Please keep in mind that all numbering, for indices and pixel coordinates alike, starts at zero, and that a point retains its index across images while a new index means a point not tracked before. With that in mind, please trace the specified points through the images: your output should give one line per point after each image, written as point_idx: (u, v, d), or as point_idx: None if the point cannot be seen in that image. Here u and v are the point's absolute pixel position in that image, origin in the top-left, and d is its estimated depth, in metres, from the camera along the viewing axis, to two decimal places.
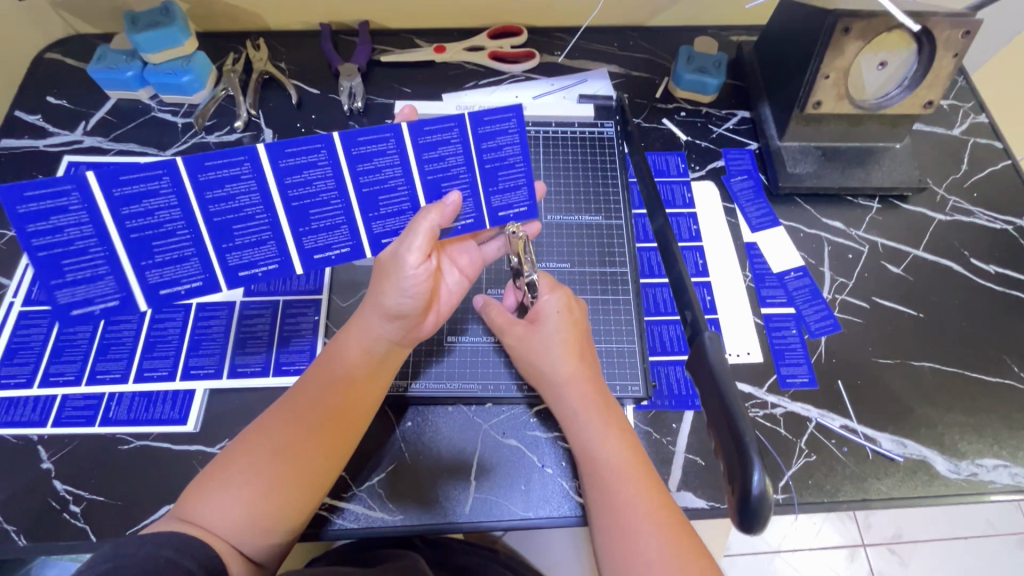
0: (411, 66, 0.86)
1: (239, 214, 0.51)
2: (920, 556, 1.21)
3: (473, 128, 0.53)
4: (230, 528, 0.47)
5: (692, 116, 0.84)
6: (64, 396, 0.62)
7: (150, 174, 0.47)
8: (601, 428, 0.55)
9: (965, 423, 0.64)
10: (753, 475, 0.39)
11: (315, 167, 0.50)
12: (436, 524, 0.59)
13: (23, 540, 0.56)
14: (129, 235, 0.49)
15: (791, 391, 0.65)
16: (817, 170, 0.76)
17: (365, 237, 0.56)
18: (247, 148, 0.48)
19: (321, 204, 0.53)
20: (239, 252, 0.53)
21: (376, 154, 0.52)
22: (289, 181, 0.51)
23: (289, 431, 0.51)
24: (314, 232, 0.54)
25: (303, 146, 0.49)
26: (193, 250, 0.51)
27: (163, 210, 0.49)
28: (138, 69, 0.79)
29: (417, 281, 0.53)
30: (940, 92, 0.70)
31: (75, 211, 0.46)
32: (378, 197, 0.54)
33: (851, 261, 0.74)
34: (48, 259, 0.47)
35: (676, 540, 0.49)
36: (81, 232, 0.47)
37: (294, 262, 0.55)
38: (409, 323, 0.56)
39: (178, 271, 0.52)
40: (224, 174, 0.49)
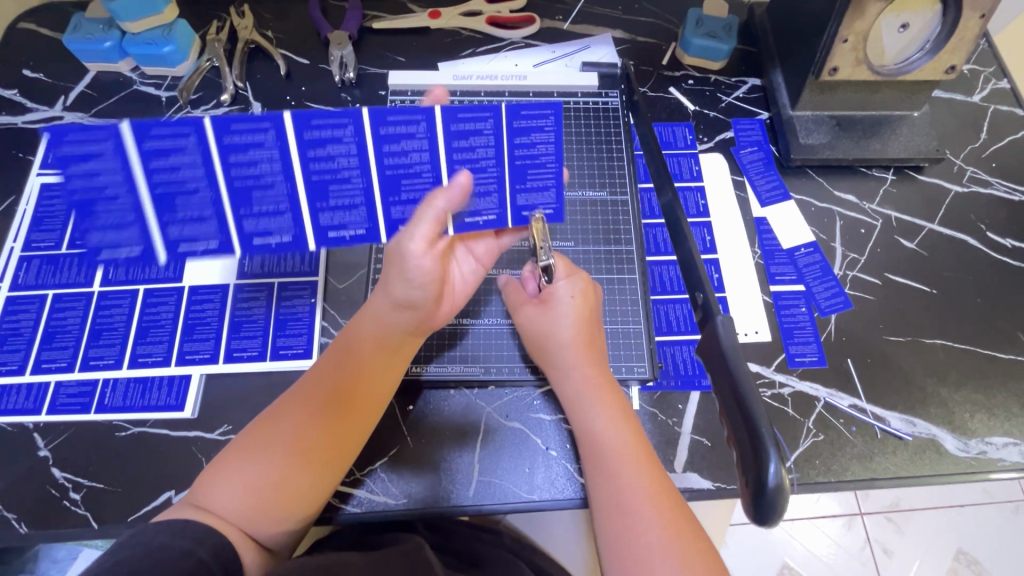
0: (405, 33, 0.82)
1: (259, 181, 0.46)
2: (916, 523, 1.23)
3: (509, 120, 0.47)
4: (235, 512, 0.46)
5: (700, 85, 0.80)
6: (58, 383, 0.61)
7: (178, 129, 0.43)
8: (607, 415, 0.54)
9: (976, 401, 0.63)
10: (768, 466, 0.37)
11: (339, 142, 0.46)
12: (440, 509, 0.58)
13: (24, 528, 0.55)
14: (154, 188, 0.45)
15: (800, 370, 0.64)
16: (830, 141, 0.73)
17: (381, 219, 0.51)
18: (273, 114, 0.43)
19: (341, 180, 0.47)
20: (256, 220, 0.48)
21: (404, 136, 0.46)
22: (311, 155, 0.46)
23: (301, 421, 0.50)
24: (332, 209, 0.49)
25: (333, 119, 0.44)
26: (213, 211, 0.47)
27: (187, 167, 0.44)
28: (116, 39, 0.75)
29: (425, 270, 0.50)
30: (964, 56, 0.66)
31: (110, 158, 0.43)
32: (400, 181, 0.49)
33: (864, 236, 0.71)
34: (82, 201, 0.44)
35: (677, 524, 0.48)
36: (111, 179, 0.44)
37: (307, 239, 0.50)
38: (421, 313, 0.54)
39: (198, 231, 0.47)
40: (247, 139, 0.44)
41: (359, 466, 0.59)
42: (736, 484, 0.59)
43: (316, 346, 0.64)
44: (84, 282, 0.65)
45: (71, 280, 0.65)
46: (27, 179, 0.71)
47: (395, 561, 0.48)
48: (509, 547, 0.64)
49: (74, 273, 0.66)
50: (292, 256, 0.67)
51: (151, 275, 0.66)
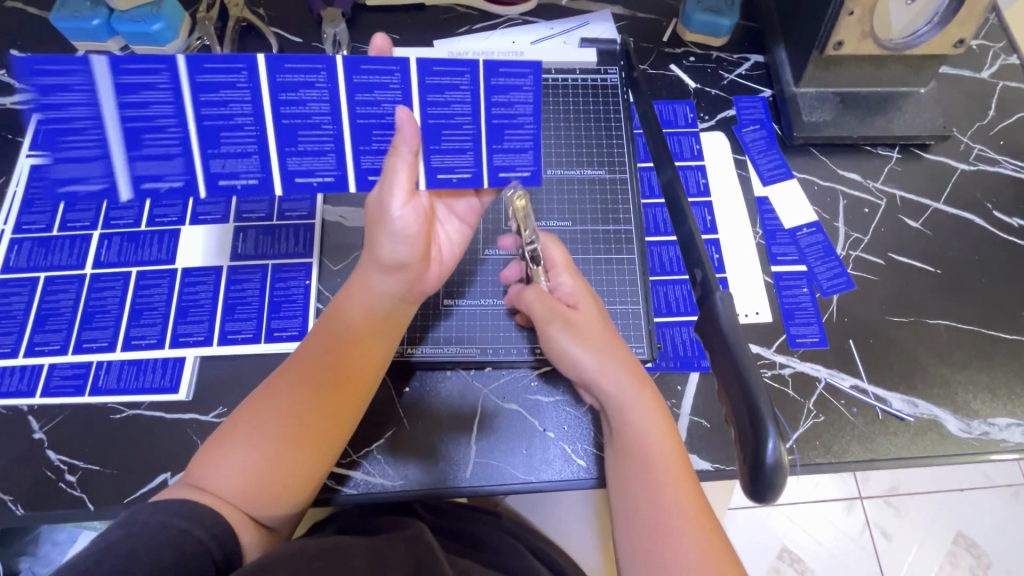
0: (399, 11, 0.80)
1: (229, 122, 0.47)
2: (916, 507, 1.23)
3: (486, 78, 0.49)
4: (234, 493, 0.45)
5: (701, 61, 0.78)
6: (51, 365, 0.60)
7: (150, 66, 0.44)
8: (648, 418, 0.50)
9: (980, 382, 0.62)
10: (767, 442, 0.37)
11: (312, 88, 0.46)
12: (439, 489, 0.58)
13: (21, 510, 0.55)
14: (124, 124, 0.46)
15: (801, 351, 0.63)
16: (835, 118, 0.72)
17: (351, 170, 0.51)
18: (246, 55, 0.45)
19: (312, 126, 0.48)
20: (223, 160, 0.48)
21: (377, 86, 0.47)
22: (282, 99, 0.47)
23: (299, 403, 0.49)
24: (300, 154, 0.49)
25: (306, 64, 0.45)
26: (180, 149, 0.47)
27: (158, 105, 0.45)
28: (105, 17, 0.73)
29: (407, 224, 0.50)
30: (973, 30, 0.64)
31: (77, 90, 0.44)
32: (372, 130, 0.49)
33: (867, 215, 0.70)
34: (48, 133, 0.45)
35: (708, 534, 0.45)
36: (82, 113, 0.45)
37: (276, 184, 0.50)
38: (409, 276, 0.53)
39: (163, 168, 0.48)
40: (220, 80, 0.45)
41: (355, 446, 0.59)
42: (735, 465, 0.58)
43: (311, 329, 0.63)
44: (75, 264, 0.64)
45: (63, 262, 0.64)
46: (17, 160, 0.70)
47: (391, 544, 0.48)
48: (506, 529, 0.63)
49: (65, 256, 0.65)
50: (287, 237, 0.66)
51: (143, 257, 0.65)
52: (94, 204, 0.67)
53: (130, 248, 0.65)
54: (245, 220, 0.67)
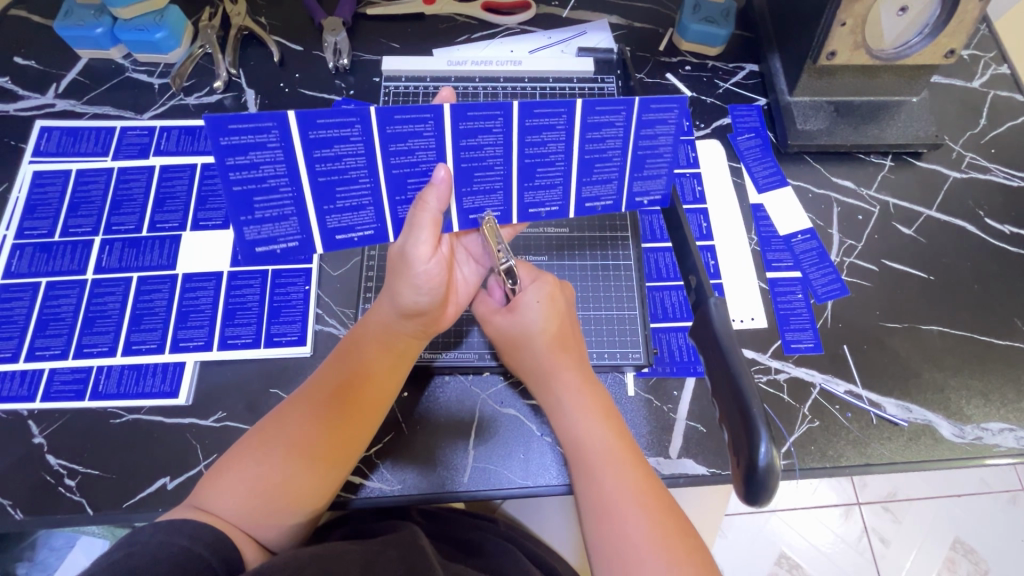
0: (400, 20, 0.81)
1: (414, 168, 0.50)
2: (913, 513, 1.23)
3: (638, 115, 0.51)
4: (242, 515, 0.47)
5: (697, 70, 0.79)
6: (52, 370, 0.60)
7: (259, 125, 0.45)
8: (585, 414, 0.54)
9: (973, 387, 0.63)
10: (760, 445, 0.37)
11: (489, 133, 0.50)
12: (438, 495, 0.58)
13: (20, 514, 0.55)
14: (317, 178, 0.48)
15: (796, 356, 0.64)
16: (828, 127, 0.73)
17: (454, 209, 0.54)
18: (434, 105, 0.47)
19: (486, 168, 0.52)
20: (339, 215, 0.52)
21: (546, 128, 0.50)
22: (463, 144, 0.50)
23: (304, 425, 0.51)
24: (474, 194, 0.53)
25: (485, 112, 0.48)
26: (371, 200, 0.51)
27: (349, 157, 0.48)
28: (108, 25, 0.74)
29: (430, 275, 0.52)
30: (963, 40, 0.66)
31: (272, 149, 0.46)
32: (536, 169, 0.53)
33: (861, 223, 0.71)
34: (243, 195, 0.48)
35: (665, 523, 0.48)
36: (274, 170, 0.47)
37: (452, 222, 0.55)
38: (429, 320, 0.55)
39: (355, 218, 0.52)
40: (407, 130, 0.48)
41: None
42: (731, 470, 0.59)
43: (310, 334, 0.63)
44: (77, 269, 0.65)
45: (64, 267, 0.65)
46: (20, 166, 0.71)
47: (387, 547, 0.49)
48: (501, 533, 0.64)
49: (66, 261, 0.65)
50: None
51: (145, 263, 0.66)
52: (97, 209, 0.68)
53: (132, 253, 0.66)
54: None
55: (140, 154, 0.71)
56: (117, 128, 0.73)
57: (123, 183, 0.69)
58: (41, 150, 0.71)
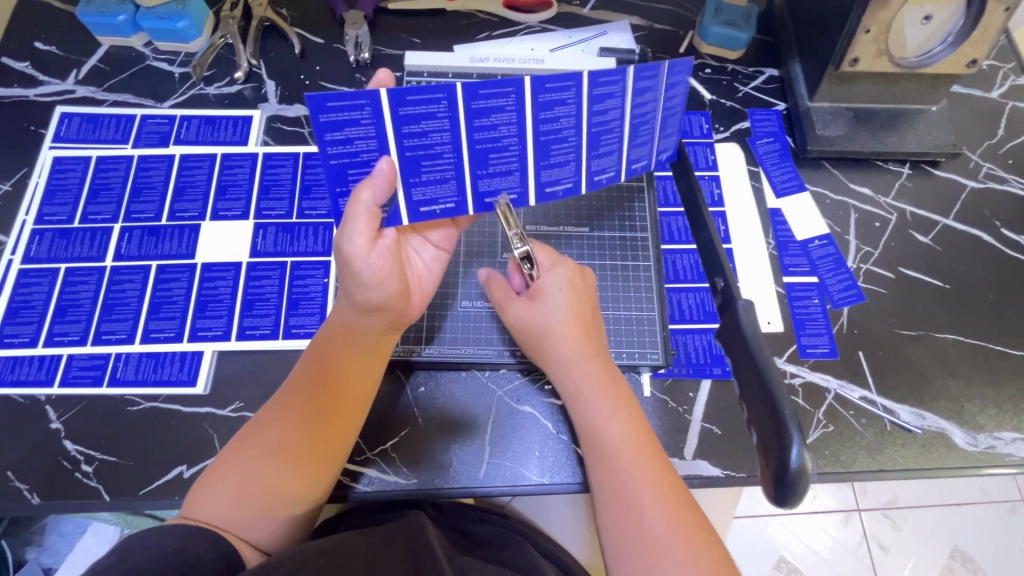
0: (421, 15, 0.81)
1: (496, 144, 0.51)
2: (913, 520, 1.24)
3: (667, 75, 0.51)
4: (229, 518, 0.47)
5: (717, 73, 0.79)
6: (70, 356, 0.60)
7: (354, 102, 0.45)
8: (606, 406, 0.54)
9: (986, 396, 0.63)
10: (792, 447, 0.36)
11: (564, 105, 0.50)
12: (456, 491, 0.58)
13: (36, 498, 0.56)
14: (405, 153, 0.49)
15: (811, 361, 0.64)
16: (847, 133, 0.73)
17: (531, 181, 0.55)
18: (515, 78, 0.47)
19: (561, 141, 0.52)
20: (422, 188, 0.52)
21: (608, 96, 0.50)
22: (540, 117, 0.50)
23: (286, 428, 0.51)
24: (551, 167, 0.54)
25: (560, 83, 0.48)
26: (454, 173, 0.52)
27: (436, 133, 0.48)
28: (130, 13, 0.74)
29: (376, 268, 0.50)
30: (986, 50, 0.66)
31: (365, 125, 0.46)
32: (600, 137, 0.53)
33: (878, 229, 0.71)
34: (337, 168, 0.48)
35: (678, 516, 0.49)
36: (368, 145, 0.47)
37: (529, 195, 0.56)
38: (392, 315, 0.54)
39: (438, 191, 0.53)
40: (492, 105, 0.48)
41: (370, 446, 0.59)
42: (745, 472, 0.59)
43: None
44: (96, 256, 0.65)
45: (83, 254, 0.65)
46: (40, 152, 0.71)
47: (398, 543, 0.49)
48: (513, 529, 0.65)
49: (86, 248, 0.65)
50: (306, 236, 0.67)
51: (164, 251, 0.66)
52: (116, 196, 0.68)
53: (151, 241, 0.66)
54: (265, 218, 0.68)
55: (160, 142, 0.71)
56: (137, 116, 0.73)
57: (143, 172, 0.69)
58: (61, 136, 0.71)
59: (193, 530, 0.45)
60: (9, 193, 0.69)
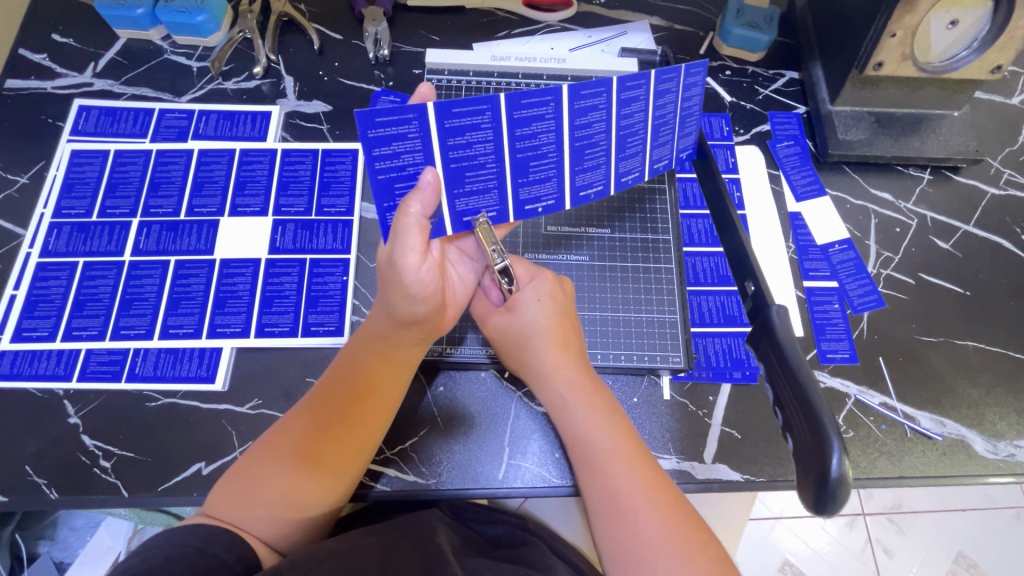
0: (441, 12, 0.81)
1: (536, 151, 0.51)
2: (918, 525, 1.24)
3: (693, 76, 0.51)
4: (245, 517, 0.47)
5: (737, 76, 0.79)
6: (88, 350, 0.60)
7: (401, 117, 0.44)
8: (594, 416, 0.54)
9: (1007, 404, 0.63)
10: (831, 456, 0.36)
11: (596, 110, 0.50)
12: (475, 492, 0.58)
13: (55, 493, 0.55)
14: (449, 165, 0.49)
15: (831, 366, 0.64)
16: (869, 137, 0.73)
17: (568, 186, 0.55)
18: (553, 87, 0.47)
19: (594, 146, 0.53)
20: (466, 198, 0.52)
21: (635, 100, 0.50)
22: (576, 123, 0.50)
23: (309, 427, 0.51)
24: (585, 171, 0.54)
25: (594, 88, 0.48)
26: (495, 183, 0.52)
27: (479, 144, 0.49)
28: (149, 6, 0.74)
29: (422, 283, 0.51)
30: (1011, 56, 0.65)
31: (413, 138, 0.46)
32: (628, 140, 0.54)
33: (898, 235, 0.71)
34: (385, 182, 0.48)
35: (682, 524, 0.49)
36: (414, 159, 0.47)
37: (566, 201, 0.56)
38: (430, 328, 0.54)
39: (480, 201, 0.53)
40: (533, 113, 0.48)
41: (390, 445, 0.59)
42: (764, 477, 0.59)
43: (347, 324, 0.63)
44: (114, 250, 0.65)
45: (101, 248, 0.65)
46: (58, 144, 0.70)
47: (415, 546, 0.49)
48: (528, 530, 0.64)
49: (104, 242, 0.65)
50: (325, 233, 0.67)
51: (182, 247, 0.65)
52: (135, 190, 0.68)
53: (169, 236, 0.66)
54: (284, 214, 0.68)
55: (178, 137, 0.71)
56: (156, 110, 0.72)
57: (161, 166, 0.69)
58: (79, 129, 0.71)
59: (213, 529, 0.45)
60: (27, 185, 0.68)
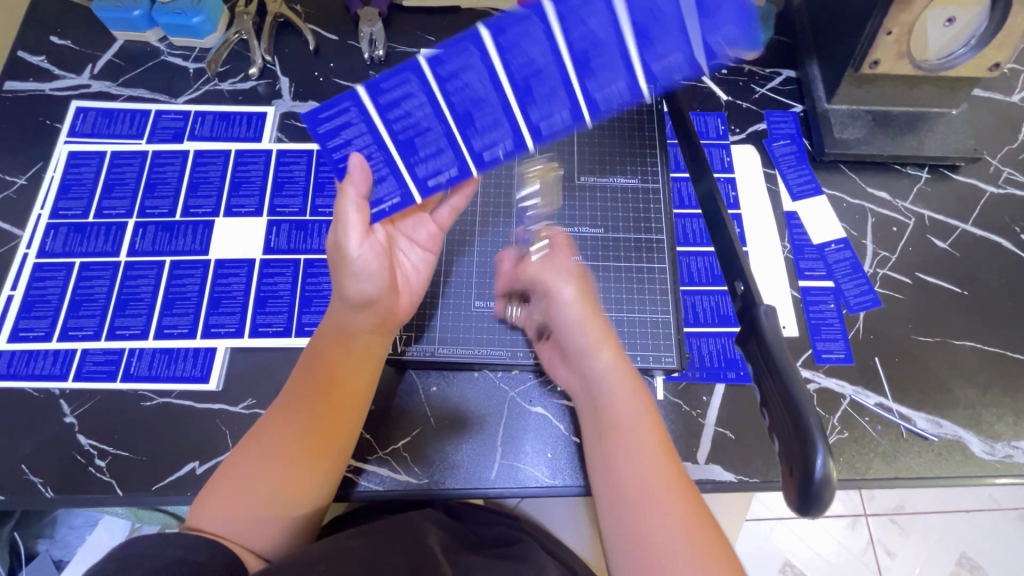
0: (436, 12, 0.81)
1: (476, 98, 0.49)
2: (920, 526, 1.23)
3: None
4: (232, 526, 0.47)
5: (734, 75, 0.79)
6: (85, 350, 0.61)
7: (339, 106, 0.50)
8: (632, 408, 0.53)
9: (1005, 404, 0.62)
10: (815, 456, 0.36)
11: (529, 36, 0.46)
12: (467, 492, 0.58)
13: (50, 492, 0.56)
14: (398, 137, 0.51)
15: (826, 366, 0.64)
16: (865, 136, 0.72)
17: (523, 125, 0.51)
18: (470, 31, 0.46)
19: (539, 73, 0.48)
20: (425, 163, 0.53)
21: (585, 11, 0.45)
22: (510, 58, 0.47)
23: (280, 428, 0.51)
24: (538, 103, 0.50)
25: (518, 19, 0.45)
26: (446, 141, 0.52)
27: (417, 109, 0.50)
28: (145, 8, 0.74)
29: (366, 260, 0.54)
30: (1009, 53, 0.64)
31: (357, 122, 0.51)
32: (591, 58, 0.47)
33: (895, 234, 0.70)
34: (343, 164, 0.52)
35: (692, 522, 0.47)
36: (363, 141, 0.52)
37: (527, 140, 0.53)
38: (381, 310, 0.56)
39: (438, 163, 0.53)
40: (456, 63, 0.47)
41: (382, 444, 0.59)
42: (758, 478, 0.59)
43: None
44: (110, 251, 0.65)
45: (97, 249, 0.65)
46: (56, 146, 0.71)
47: (404, 548, 0.49)
48: (523, 531, 0.64)
49: (100, 242, 0.66)
50: (319, 233, 0.67)
51: (178, 247, 0.66)
52: (131, 191, 0.68)
53: (165, 237, 0.66)
54: (279, 215, 0.68)
55: (174, 138, 0.71)
56: (152, 111, 0.73)
57: (157, 167, 0.69)
58: (76, 131, 0.71)
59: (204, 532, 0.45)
60: (25, 186, 0.69)
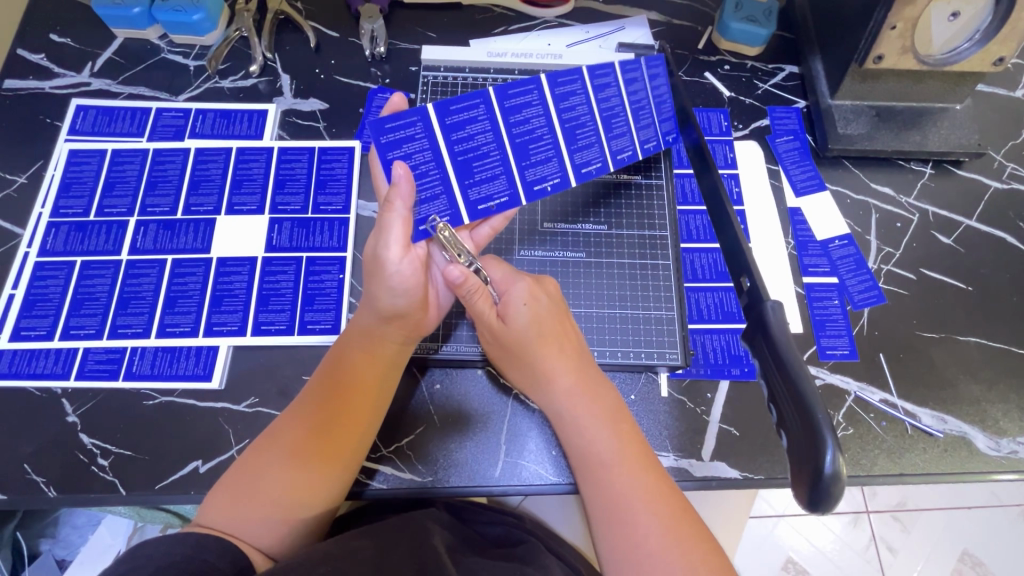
0: (437, 9, 0.80)
1: (532, 136, 0.60)
2: (922, 523, 1.23)
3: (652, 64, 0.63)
4: (236, 523, 0.47)
5: (736, 70, 0.78)
6: (87, 349, 0.60)
7: (407, 120, 0.55)
8: (600, 426, 0.53)
9: (1010, 399, 0.62)
10: (825, 453, 0.35)
11: (576, 94, 0.60)
12: (469, 490, 0.58)
13: (52, 491, 0.56)
14: (457, 158, 0.57)
15: (830, 363, 0.63)
16: (869, 132, 0.72)
17: (568, 165, 0.62)
18: (534, 78, 0.58)
19: (582, 125, 0.61)
20: (478, 187, 0.59)
21: (605, 85, 0.61)
22: (560, 107, 0.60)
23: (297, 430, 0.51)
24: (580, 149, 0.62)
25: (569, 76, 0.59)
26: (503, 169, 0.59)
27: (480, 135, 0.58)
28: (145, 5, 0.74)
29: (404, 276, 0.53)
30: (1014, 48, 0.64)
31: (420, 138, 0.55)
32: (612, 120, 0.62)
33: (899, 230, 0.70)
34: None
35: (678, 524, 0.48)
36: (424, 157, 0.56)
37: (570, 177, 0.62)
38: (410, 324, 0.55)
39: (491, 188, 0.59)
40: (521, 101, 0.59)
41: (386, 442, 0.59)
42: (763, 474, 0.58)
43: (342, 323, 0.63)
44: (112, 249, 0.65)
45: (99, 247, 0.65)
46: (56, 144, 0.71)
47: (409, 547, 0.49)
48: (527, 529, 0.64)
49: (101, 241, 0.65)
50: (321, 231, 0.67)
51: (179, 246, 0.65)
52: (132, 189, 0.68)
53: (166, 235, 0.66)
54: (280, 213, 0.68)
55: (175, 136, 0.71)
56: (153, 109, 0.73)
57: (158, 165, 0.69)
58: (76, 129, 0.71)
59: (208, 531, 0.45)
60: (26, 185, 0.69)
